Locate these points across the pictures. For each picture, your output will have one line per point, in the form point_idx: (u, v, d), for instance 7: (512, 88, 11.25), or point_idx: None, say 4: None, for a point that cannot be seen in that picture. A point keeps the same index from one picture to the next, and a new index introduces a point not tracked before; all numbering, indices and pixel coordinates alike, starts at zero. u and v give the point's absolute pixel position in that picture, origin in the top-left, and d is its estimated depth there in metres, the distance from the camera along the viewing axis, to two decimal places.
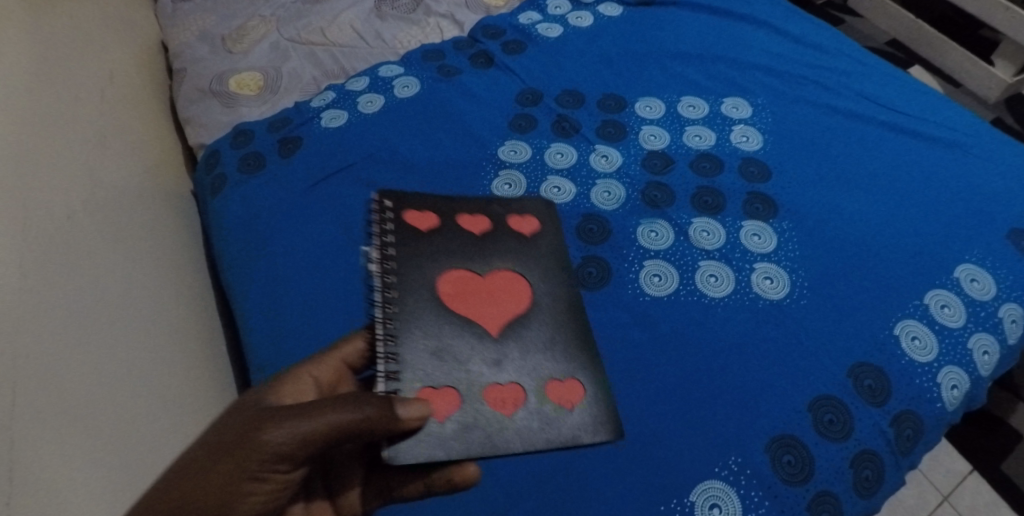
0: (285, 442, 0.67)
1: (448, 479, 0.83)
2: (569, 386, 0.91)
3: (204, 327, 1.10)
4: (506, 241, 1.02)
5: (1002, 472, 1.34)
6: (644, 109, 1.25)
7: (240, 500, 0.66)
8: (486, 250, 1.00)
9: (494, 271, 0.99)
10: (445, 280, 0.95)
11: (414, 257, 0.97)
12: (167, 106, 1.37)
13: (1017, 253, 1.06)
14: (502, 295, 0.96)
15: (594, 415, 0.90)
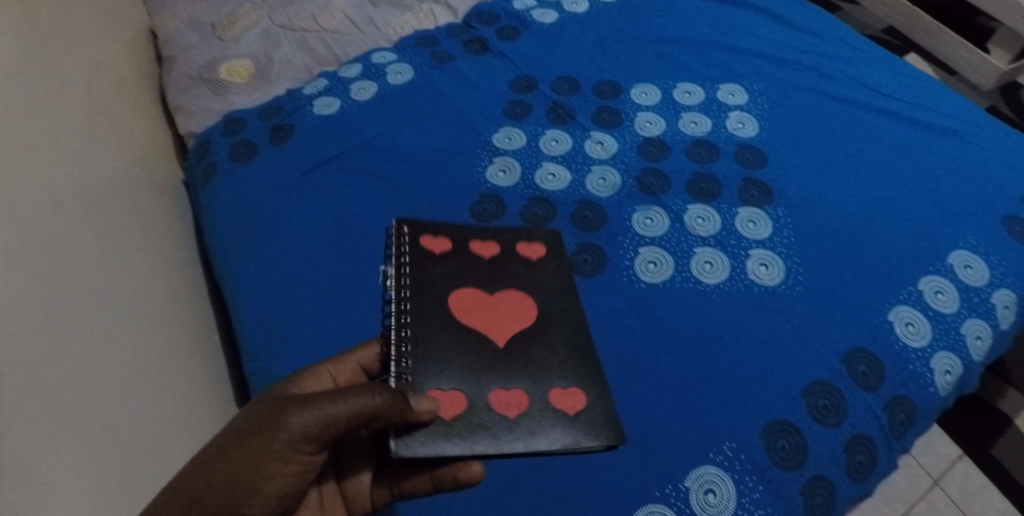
0: (310, 425, 0.66)
1: (454, 476, 0.75)
2: (573, 392, 0.82)
3: (188, 318, 1.10)
4: (516, 268, 0.93)
5: (992, 456, 1.35)
6: (640, 95, 1.24)
7: (265, 480, 0.66)
8: (501, 273, 0.92)
9: (509, 300, 0.89)
10: (455, 295, 0.87)
11: (432, 289, 0.87)
12: (156, 94, 1.36)
13: (1011, 238, 1.07)
14: (509, 315, 0.87)
15: (597, 419, 0.81)
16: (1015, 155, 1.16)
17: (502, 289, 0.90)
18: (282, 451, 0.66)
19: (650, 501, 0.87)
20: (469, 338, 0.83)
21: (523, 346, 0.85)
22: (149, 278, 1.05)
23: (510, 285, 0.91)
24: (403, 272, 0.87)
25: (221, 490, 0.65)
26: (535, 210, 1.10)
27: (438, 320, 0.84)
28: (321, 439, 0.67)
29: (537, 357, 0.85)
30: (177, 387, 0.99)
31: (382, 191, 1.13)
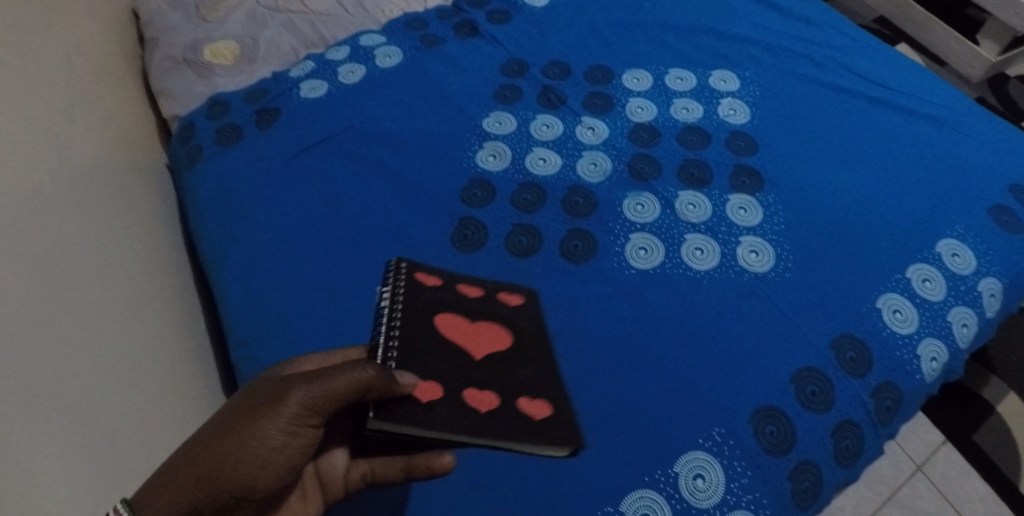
0: (309, 398, 0.66)
1: (427, 465, 0.75)
2: (538, 403, 0.74)
3: (173, 303, 1.09)
4: (498, 310, 0.82)
5: (975, 441, 1.37)
6: (632, 81, 1.23)
7: (268, 455, 0.65)
8: (488, 311, 0.80)
9: (489, 337, 0.78)
10: (445, 320, 0.77)
11: (424, 324, 0.76)
12: (139, 76, 1.33)
13: (997, 228, 1.07)
14: (496, 353, 0.77)
15: (561, 421, 0.73)
16: (1003, 144, 1.17)
17: (488, 323, 0.79)
18: (282, 428, 0.65)
19: (640, 486, 0.87)
20: (455, 371, 0.73)
21: (513, 386, 0.75)
22: (133, 265, 1.03)
23: (495, 321, 0.79)
24: (395, 298, 0.76)
25: (223, 470, 0.64)
26: (526, 195, 1.09)
27: (427, 349, 0.74)
28: (320, 414, 0.66)
29: (528, 394, 0.75)
30: (163, 374, 0.98)
31: (370, 176, 1.12)
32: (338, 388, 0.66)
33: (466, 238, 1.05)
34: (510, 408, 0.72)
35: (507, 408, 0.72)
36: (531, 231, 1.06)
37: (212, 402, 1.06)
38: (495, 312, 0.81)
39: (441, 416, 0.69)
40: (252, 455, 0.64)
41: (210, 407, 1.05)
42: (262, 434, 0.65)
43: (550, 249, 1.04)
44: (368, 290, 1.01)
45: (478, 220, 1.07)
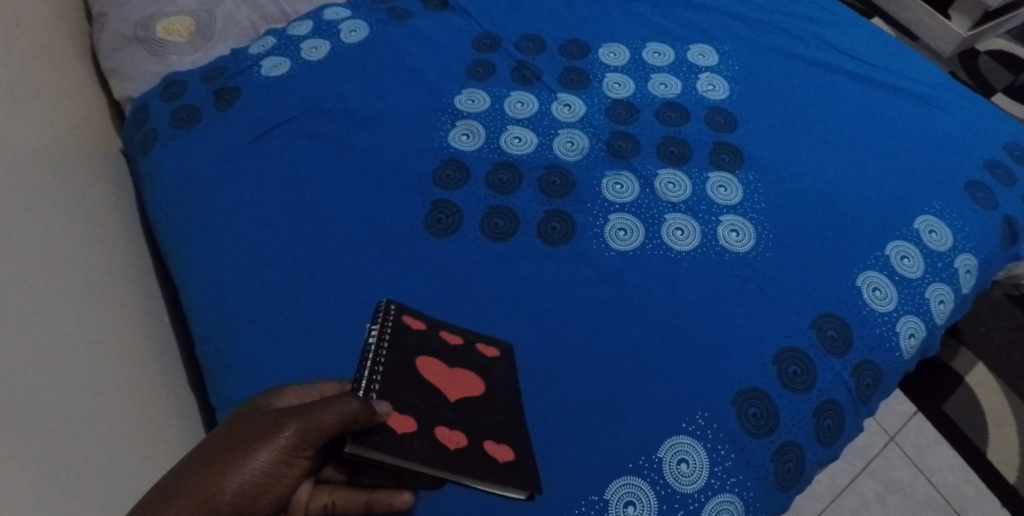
0: (305, 431, 0.68)
1: (387, 503, 0.77)
2: (500, 447, 0.83)
3: (131, 296, 1.04)
4: (475, 361, 0.88)
5: (945, 412, 1.39)
6: (608, 55, 1.20)
7: (265, 488, 0.66)
8: (467, 360, 0.87)
9: (466, 376, 0.85)
10: (426, 362, 0.83)
11: (408, 360, 0.81)
12: (88, 55, 1.25)
13: (973, 204, 1.08)
14: (469, 398, 0.84)
15: (520, 468, 0.82)
16: (978, 120, 1.17)
17: (463, 369, 0.86)
18: (274, 462, 0.67)
19: (624, 473, 0.86)
20: (434, 407, 0.80)
21: (483, 426, 0.83)
22: (87, 259, 0.98)
23: (473, 371, 0.86)
24: (382, 338, 0.81)
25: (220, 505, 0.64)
26: (501, 176, 1.06)
27: (409, 385, 0.80)
28: (313, 448, 0.68)
29: (493, 436, 0.83)
30: (124, 372, 0.93)
31: (339, 159, 1.07)
32: (332, 422, 0.69)
33: (440, 221, 1.02)
34: (476, 448, 0.80)
35: (475, 448, 0.80)
36: (507, 213, 1.03)
37: (177, 398, 1.02)
38: (471, 359, 0.87)
39: (416, 448, 0.75)
40: (247, 488, 0.65)
41: (176, 404, 1.01)
42: (256, 468, 0.66)
43: (528, 232, 1.02)
44: (340, 278, 0.97)
45: (452, 202, 1.03)
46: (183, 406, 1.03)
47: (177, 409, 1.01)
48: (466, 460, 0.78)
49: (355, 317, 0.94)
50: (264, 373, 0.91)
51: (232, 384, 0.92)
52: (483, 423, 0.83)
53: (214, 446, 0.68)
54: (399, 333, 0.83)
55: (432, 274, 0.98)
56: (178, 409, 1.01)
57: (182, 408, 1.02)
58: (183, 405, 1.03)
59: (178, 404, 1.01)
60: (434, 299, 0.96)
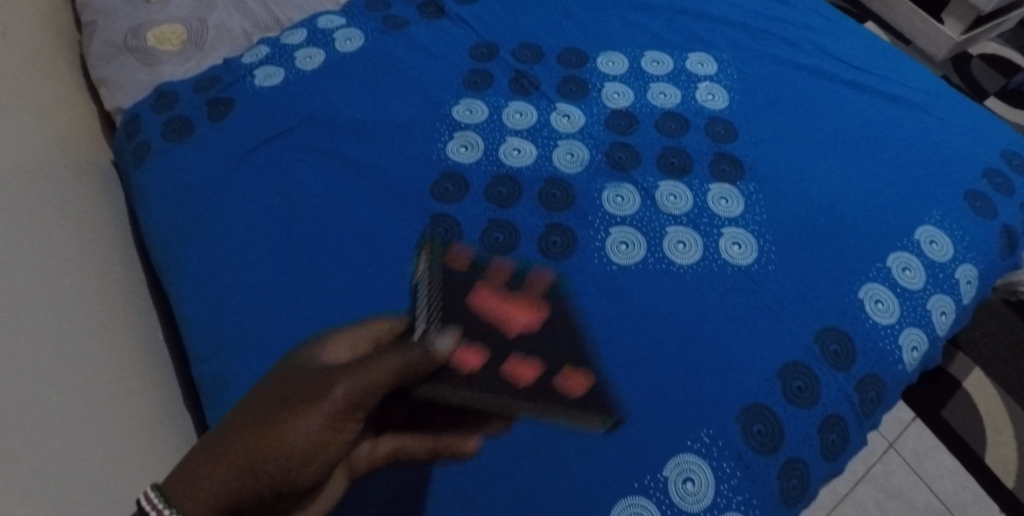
0: (355, 391, 0.65)
1: (452, 452, 0.85)
2: (575, 380, 0.87)
3: (125, 313, 1.01)
4: (525, 295, 0.92)
5: (943, 417, 1.39)
6: (607, 64, 1.18)
7: (316, 451, 0.64)
8: (519, 297, 0.91)
9: (520, 309, 0.88)
10: (481, 301, 0.85)
11: (462, 300, 0.84)
12: (77, 64, 1.23)
13: (973, 214, 1.07)
14: (528, 330, 0.87)
15: (593, 395, 0.88)
16: (976, 128, 1.17)
17: (518, 303, 0.89)
18: (324, 425, 0.64)
19: (629, 493, 0.85)
20: (497, 339, 0.84)
21: (552, 353, 0.88)
22: (78, 276, 0.96)
23: (529, 303, 0.90)
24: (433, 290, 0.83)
25: (272, 465, 0.63)
26: (500, 188, 1.05)
27: (470, 322, 0.81)
28: (364, 410, 0.66)
29: (566, 364, 0.88)
30: (118, 393, 0.91)
31: (336, 171, 1.05)
32: (384, 381, 0.66)
33: (439, 236, 1.00)
34: (547, 382, 0.85)
35: (542, 379, 0.85)
36: (507, 227, 1.02)
37: (174, 417, 1.01)
38: (523, 299, 0.91)
39: (489, 380, 0.79)
40: (299, 452, 0.64)
41: (173, 422, 0.99)
42: (307, 431, 0.63)
43: (529, 245, 1.00)
44: (338, 295, 0.96)
45: (451, 216, 1.02)
46: (180, 424, 1.01)
47: (175, 428, 0.99)
48: (544, 388, 0.85)
49: None
50: None
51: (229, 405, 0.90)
52: (546, 346, 0.88)
53: (265, 401, 0.66)
54: (447, 283, 0.86)
55: None
56: (175, 428, 0.99)
57: (179, 426, 1.00)
58: (180, 423, 1.01)
59: (174, 423, 0.99)
60: None
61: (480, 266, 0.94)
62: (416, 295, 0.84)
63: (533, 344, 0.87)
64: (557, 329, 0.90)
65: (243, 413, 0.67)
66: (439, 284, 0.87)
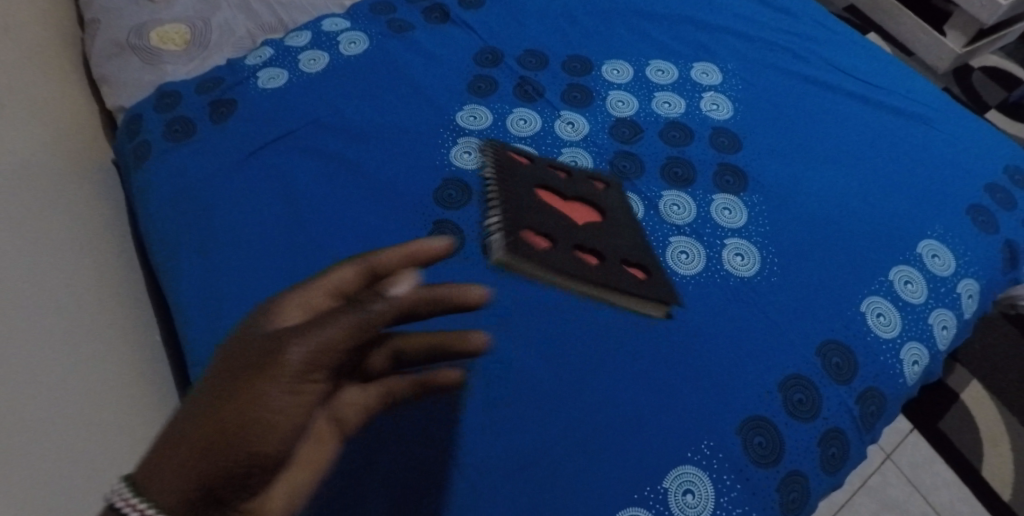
0: (311, 354, 0.57)
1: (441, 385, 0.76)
2: (641, 270, 0.96)
3: (123, 315, 1.01)
4: (585, 189, 1.03)
5: (941, 429, 1.39)
6: (612, 72, 1.18)
7: (275, 429, 0.56)
8: (577, 188, 1.03)
9: (580, 200, 1.01)
10: (546, 192, 1.01)
11: (524, 184, 1.01)
12: (80, 62, 1.22)
13: (975, 228, 1.07)
14: (593, 220, 0.99)
15: (657, 286, 0.96)
16: (978, 142, 1.17)
17: (580, 200, 1.01)
18: (285, 394, 0.57)
19: (629, 504, 0.85)
20: (570, 220, 0.98)
21: (619, 246, 0.97)
22: (76, 276, 0.95)
23: (587, 198, 1.02)
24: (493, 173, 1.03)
25: (231, 452, 0.56)
26: None
27: (538, 203, 0.99)
28: (326, 370, 0.58)
29: (631, 259, 0.97)
30: (114, 395, 0.91)
31: (339, 174, 1.05)
32: (346, 339, 0.58)
33: None
34: (620, 269, 0.95)
35: (613, 263, 0.95)
36: None
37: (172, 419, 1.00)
38: (586, 190, 1.03)
39: (569, 254, 0.92)
40: (260, 430, 0.56)
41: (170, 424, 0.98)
42: (268, 406, 0.56)
43: None
44: None
45: (454, 222, 1.02)
46: None
47: None
48: (618, 265, 0.95)
49: None
50: None
51: None
52: (610, 235, 0.98)
53: (214, 381, 0.59)
54: (510, 169, 1.03)
55: None
56: None
57: None
58: None
59: None
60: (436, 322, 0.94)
61: (541, 162, 1.06)
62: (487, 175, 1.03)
63: (601, 234, 0.98)
64: (616, 220, 1.01)
65: (198, 387, 0.60)
66: (498, 167, 1.03)
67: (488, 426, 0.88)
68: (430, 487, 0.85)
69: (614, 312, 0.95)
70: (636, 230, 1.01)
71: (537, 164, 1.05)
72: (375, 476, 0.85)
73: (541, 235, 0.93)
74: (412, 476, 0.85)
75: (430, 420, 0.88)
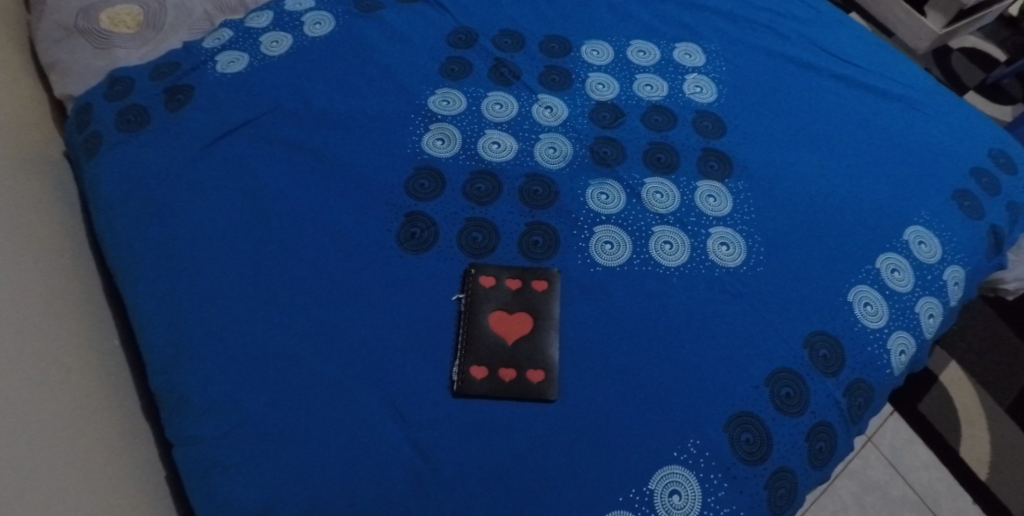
0: None
1: None
2: (543, 384, 0.87)
3: (80, 316, 0.95)
4: (532, 301, 0.92)
5: (921, 411, 1.39)
6: (591, 53, 1.14)
7: None
8: (525, 301, 0.92)
9: (527, 313, 0.91)
10: (504, 297, 0.92)
11: (489, 275, 0.93)
12: (25, 45, 1.15)
13: (961, 214, 1.05)
14: (528, 337, 0.90)
15: (545, 387, 0.87)
16: (963, 125, 1.14)
17: (525, 312, 0.91)
18: None
19: (614, 507, 0.82)
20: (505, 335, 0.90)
21: (534, 364, 0.88)
22: (25, 278, 0.89)
23: (531, 312, 0.91)
24: (475, 243, 0.96)
25: None
26: (479, 185, 1.00)
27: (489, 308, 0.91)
28: None
29: (541, 379, 0.87)
30: (70, 403, 0.86)
31: (304, 165, 0.99)
32: None
33: (414, 236, 0.95)
34: (521, 383, 0.87)
35: (521, 378, 0.87)
36: (486, 226, 0.97)
37: (134, 425, 0.94)
38: (532, 302, 0.92)
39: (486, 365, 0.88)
40: None
41: (133, 431, 0.93)
42: None
43: (509, 246, 0.96)
44: (309, 298, 0.90)
45: (427, 215, 0.97)
46: (140, 432, 0.94)
47: (134, 437, 0.93)
48: (528, 383, 0.87)
49: (326, 341, 0.88)
50: (228, 407, 0.85)
51: (193, 420, 0.85)
52: (532, 353, 0.89)
53: None
54: (481, 249, 0.95)
55: (408, 294, 0.92)
56: (134, 437, 0.93)
57: (139, 435, 0.94)
58: (140, 431, 0.95)
59: (133, 431, 0.93)
60: (410, 320, 0.90)
61: (517, 267, 0.94)
62: (467, 232, 0.96)
63: (528, 353, 0.89)
64: (549, 338, 0.90)
65: None
66: (478, 234, 0.96)
67: (465, 429, 0.85)
68: (407, 494, 0.81)
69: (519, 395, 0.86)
70: (557, 340, 0.90)
71: (513, 262, 0.95)
72: (349, 483, 0.81)
73: (471, 341, 0.89)
74: (386, 484, 0.81)
75: (405, 423, 0.84)
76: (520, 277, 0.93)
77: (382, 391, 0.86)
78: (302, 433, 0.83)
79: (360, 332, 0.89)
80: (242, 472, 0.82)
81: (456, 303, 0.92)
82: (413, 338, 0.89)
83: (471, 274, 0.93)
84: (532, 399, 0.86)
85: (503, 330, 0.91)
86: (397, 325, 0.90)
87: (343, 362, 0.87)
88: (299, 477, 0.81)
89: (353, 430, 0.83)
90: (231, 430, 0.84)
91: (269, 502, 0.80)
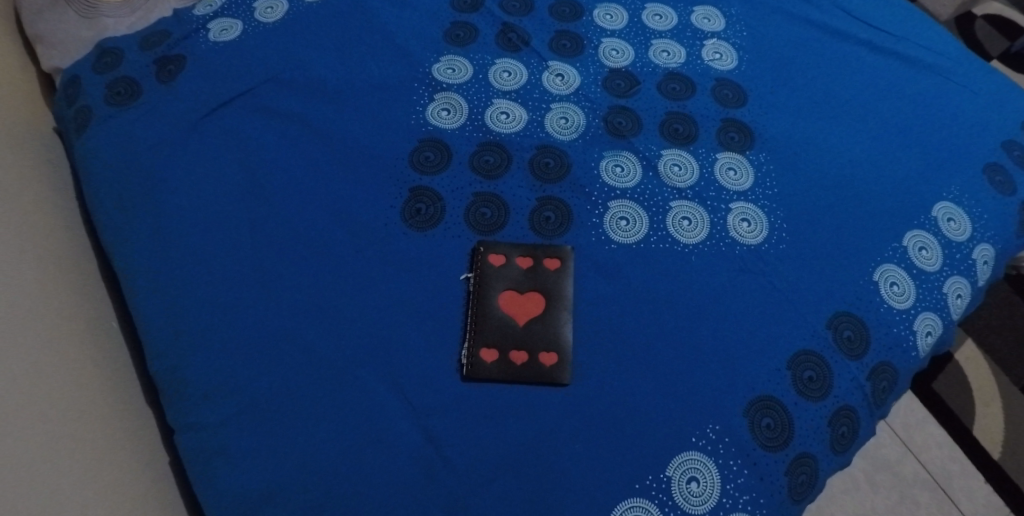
0: None
1: None
2: (554, 367, 0.83)
3: (76, 297, 0.92)
4: (541, 281, 0.88)
5: (936, 390, 1.36)
6: (605, 17, 1.08)
7: None
8: (535, 281, 0.88)
9: (535, 295, 0.87)
10: (512, 278, 0.88)
11: (496, 255, 0.89)
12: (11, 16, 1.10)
13: (992, 189, 1.00)
14: (538, 319, 0.86)
15: (559, 373, 0.83)
16: (995, 95, 1.09)
17: (534, 293, 0.88)
18: None
19: (630, 496, 0.79)
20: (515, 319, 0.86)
21: (546, 348, 0.84)
22: (15, 262, 0.85)
23: (541, 293, 0.87)
24: (481, 222, 0.91)
25: None
26: (487, 157, 0.95)
27: (497, 290, 0.87)
28: None
29: (552, 363, 0.83)
30: (67, 387, 0.83)
31: (303, 140, 0.95)
32: None
33: (419, 212, 0.91)
34: (531, 367, 0.84)
35: (531, 362, 0.84)
36: (495, 201, 0.92)
37: (134, 411, 0.91)
38: (543, 283, 0.88)
39: (495, 350, 0.84)
40: None
41: (133, 416, 0.90)
42: None
43: (519, 223, 0.92)
44: (311, 280, 0.87)
45: (432, 189, 0.92)
46: (141, 418, 0.92)
47: (134, 423, 0.90)
48: (540, 368, 0.83)
49: (329, 326, 0.84)
50: (229, 394, 0.81)
51: (193, 407, 0.82)
52: (544, 337, 0.85)
53: None
54: (488, 227, 0.91)
55: (413, 274, 0.88)
56: (133, 422, 0.90)
57: (139, 420, 0.91)
58: (140, 416, 0.92)
59: (132, 416, 0.90)
60: (415, 303, 0.86)
61: (526, 246, 0.90)
62: (473, 208, 0.92)
63: (540, 337, 0.85)
64: (560, 320, 0.86)
65: None
66: (485, 211, 0.92)
67: (475, 416, 0.81)
68: (415, 483, 0.78)
69: (532, 382, 0.83)
70: (569, 323, 0.86)
71: (522, 242, 0.90)
72: (355, 474, 0.78)
73: (479, 325, 0.86)
74: (392, 474, 0.78)
75: (412, 410, 0.81)
76: (532, 255, 0.89)
77: (387, 377, 0.82)
78: (306, 421, 0.80)
79: (364, 315, 0.85)
80: (245, 461, 0.79)
81: (464, 285, 0.88)
82: (421, 321, 0.86)
83: (480, 253, 0.89)
84: (545, 384, 0.83)
85: (514, 312, 0.88)
86: (402, 308, 0.86)
87: (347, 346, 0.83)
88: (304, 466, 0.78)
89: (358, 417, 0.80)
90: (233, 417, 0.81)
91: (272, 490, 0.78)
